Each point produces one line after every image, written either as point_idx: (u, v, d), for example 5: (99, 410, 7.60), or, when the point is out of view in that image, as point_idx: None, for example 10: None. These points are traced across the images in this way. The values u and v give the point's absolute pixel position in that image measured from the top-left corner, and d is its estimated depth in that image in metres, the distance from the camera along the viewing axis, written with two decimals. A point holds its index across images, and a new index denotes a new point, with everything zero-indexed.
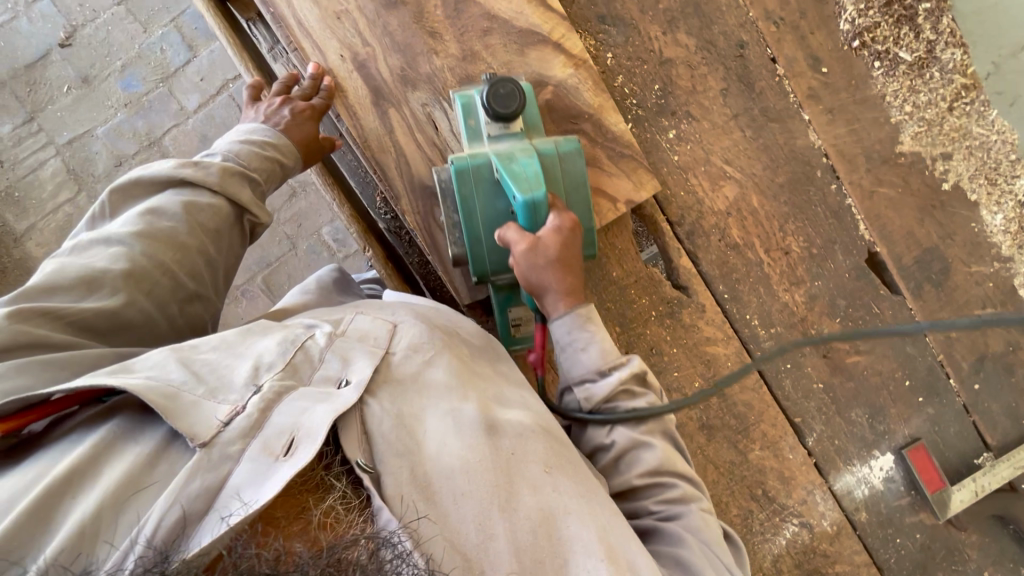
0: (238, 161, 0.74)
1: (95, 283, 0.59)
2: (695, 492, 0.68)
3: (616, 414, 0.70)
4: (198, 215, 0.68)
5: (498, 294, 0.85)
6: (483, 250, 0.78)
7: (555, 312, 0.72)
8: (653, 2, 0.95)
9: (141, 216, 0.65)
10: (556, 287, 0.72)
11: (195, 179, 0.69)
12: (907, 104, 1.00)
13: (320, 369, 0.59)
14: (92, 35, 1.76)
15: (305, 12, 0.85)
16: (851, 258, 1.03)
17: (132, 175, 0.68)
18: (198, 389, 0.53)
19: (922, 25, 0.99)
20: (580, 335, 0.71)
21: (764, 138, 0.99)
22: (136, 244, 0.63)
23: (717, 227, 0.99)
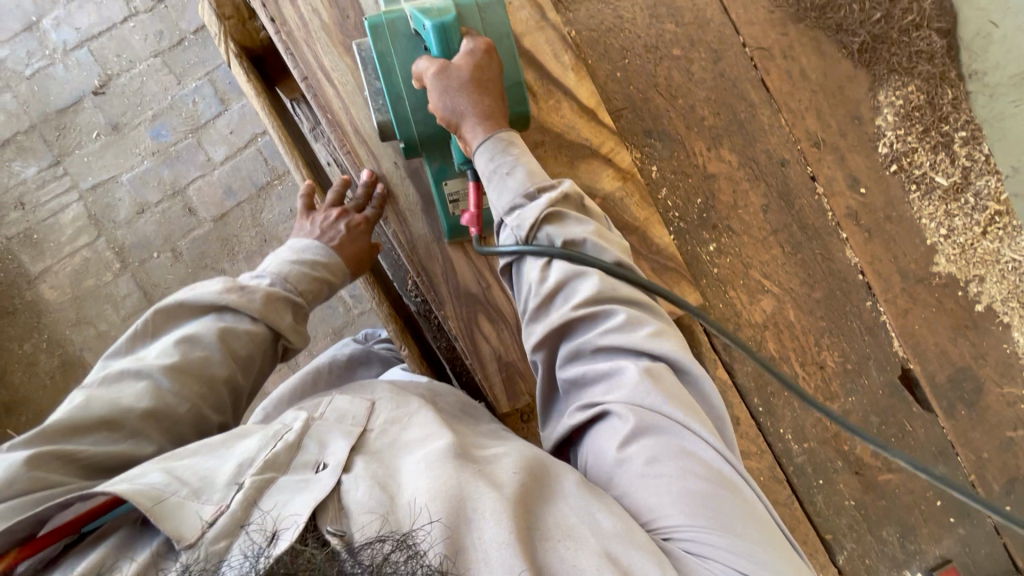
0: (286, 284, 0.74)
1: (117, 422, 0.58)
2: (637, 316, 0.66)
3: (549, 246, 0.68)
4: (232, 343, 0.67)
5: (431, 167, 0.82)
6: (407, 109, 0.76)
7: (478, 143, 0.72)
8: (700, 118, 0.96)
9: (176, 345, 0.64)
10: (474, 112, 0.72)
11: (238, 305, 0.68)
12: (943, 227, 1.02)
13: (300, 456, 0.58)
14: (126, 84, 1.78)
15: (362, 118, 0.85)
16: (885, 374, 1.03)
17: (178, 295, 0.68)
18: (183, 490, 0.51)
19: (957, 151, 1.02)
20: (504, 160, 0.71)
21: (803, 253, 1.00)
22: (167, 378, 0.62)
23: (753, 339, 0.99)
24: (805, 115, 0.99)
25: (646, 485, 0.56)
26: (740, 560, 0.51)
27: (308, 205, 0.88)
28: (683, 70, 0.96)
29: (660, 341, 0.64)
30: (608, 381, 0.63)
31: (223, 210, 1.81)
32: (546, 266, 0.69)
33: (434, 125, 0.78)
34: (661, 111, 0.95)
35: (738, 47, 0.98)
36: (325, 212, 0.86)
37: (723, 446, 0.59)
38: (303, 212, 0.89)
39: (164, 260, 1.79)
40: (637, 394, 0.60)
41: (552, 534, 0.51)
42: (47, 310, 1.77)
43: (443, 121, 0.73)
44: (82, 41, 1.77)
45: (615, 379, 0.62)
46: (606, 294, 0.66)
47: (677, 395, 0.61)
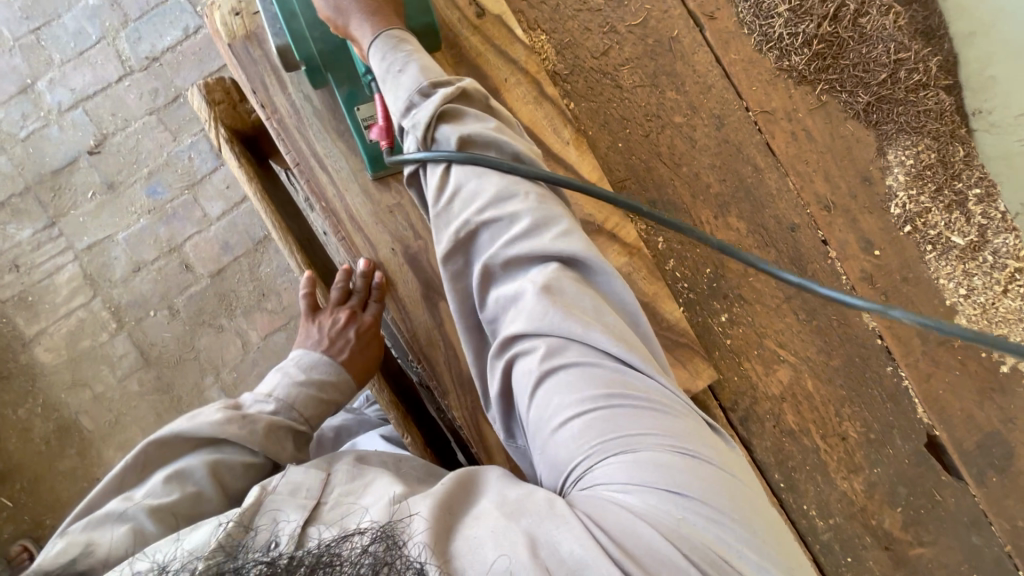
0: (291, 412, 0.72)
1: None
2: (542, 215, 0.63)
3: (448, 151, 0.65)
4: (223, 476, 0.61)
5: (341, 92, 0.79)
6: (303, 26, 0.73)
7: (368, 43, 0.68)
8: (705, 186, 0.93)
9: (166, 484, 0.59)
10: (360, 12, 0.68)
11: (237, 440, 0.64)
12: (962, 287, 0.98)
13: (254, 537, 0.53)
14: (122, 143, 1.77)
15: (357, 205, 0.82)
16: (910, 443, 0.98)
17: (174, 425, 0.64)
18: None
19: (972, 209, 0.98)
20: (395, 58, 0.67)
21: (818, 320, 0.96)
22: (151, 525, 0.56)
23: (771, 411, 0.95)
24: (813, 178, 0.96)
25: (551, 406, 0.55)
26: (645, 473, 0.50)
27: (313, 309, 0.87)
28: (686, 137, 0.94)
29: (565, 242, 0.62)
30: (514, 304, 0.61)
31: (220, 266, 1.78)
32: (445, 174, 0.66)
33: (334, 42, 0.75)
34: (664, 180, 0.93)
35: (742, 111, 0.95)
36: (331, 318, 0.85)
37: (634, 348, 0.59)
38: (308, 315, 0.88)
39: (161, 318, 1.75)
40: (539, 311, 0.58)
41: (469, 523, 0.50)
42: (41, 374, 1.73)
43: (332, 24, 0.69)
44: (77, 101, 1.77)
45: (520, 300, 0.60)
46: (511, 198, 0.63)
47: (583, 306, 0.59)
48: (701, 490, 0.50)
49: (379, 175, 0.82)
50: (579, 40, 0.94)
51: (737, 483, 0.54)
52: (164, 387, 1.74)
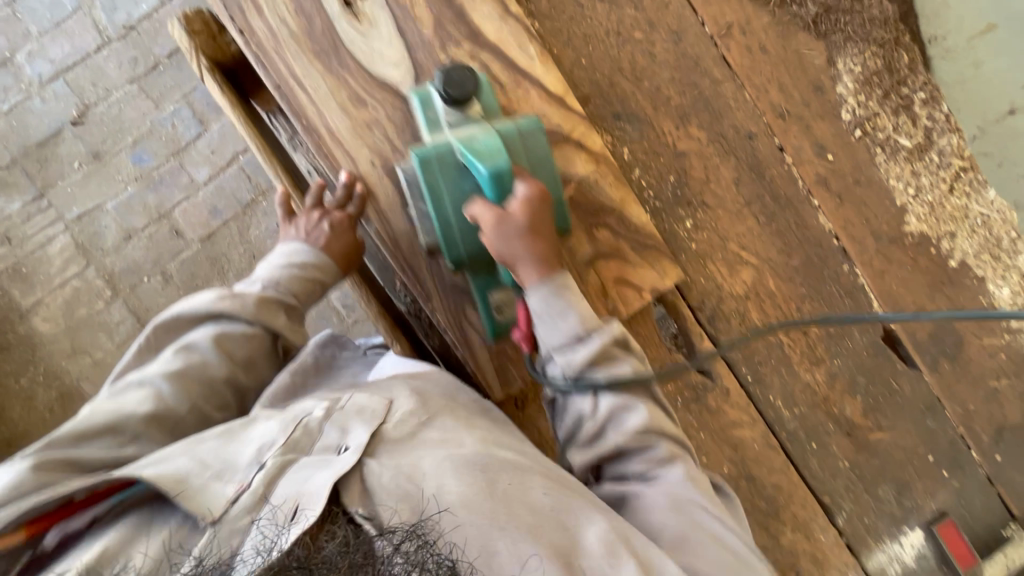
0: (278, 288, 0.84)
1: (121, 425, 0.69)
2: (675, 451, 0.78)
3: (594, 382, 0.78)
4: (230, 346, 0.79)
5: (477, 280, 0.86)
6: (455, 234, 0.80)
7: (533, 283, 0.77)
8: (666, 99, 0.99)
9: (177, 353, 0.77)
10: (529, 257, 0.77)
11: (232, 310, 0.80)
12: (910, 187, 1.04)
13: (323, 438, 0.68)
14: (105, 112, 1.80)
15: (336, 121, 0.87)
16: (867, 335, 1.05)
17: (174, 311, 0.81)
18: (204, 473, 0.63)
19: (918, 113, 1.05)
20: (556, 302, 0.77)
21: (778, 223, 1.02)
22: (167, 383, 0.74)
23: (737, 310, 1.01)
24: (767, 88, 1.01)
25: (671, 519, 0.72)
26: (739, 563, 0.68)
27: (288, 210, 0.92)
28: (647, 53, 0.99)
29: (696, 486, 0.76)
30: (647, 478, 0.77)
31: (210, 230, 1.82)
32: (594, 402, 0.79)
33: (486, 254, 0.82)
34: (627, 95, 0.98)
35: (698, 27, 1.00)
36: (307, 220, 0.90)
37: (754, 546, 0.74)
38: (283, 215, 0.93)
39: (155, 284, 1.79)
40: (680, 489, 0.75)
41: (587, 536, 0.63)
42: (41, 343, 1.77)
43: (496, 257, 0.78)
44: (57, 73, 1.78)
45: (657, 482, 0.76)
46: (664, 462, 0.77)
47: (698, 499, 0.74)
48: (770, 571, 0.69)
49: (356, 93, 0.87)
50: None
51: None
52: None
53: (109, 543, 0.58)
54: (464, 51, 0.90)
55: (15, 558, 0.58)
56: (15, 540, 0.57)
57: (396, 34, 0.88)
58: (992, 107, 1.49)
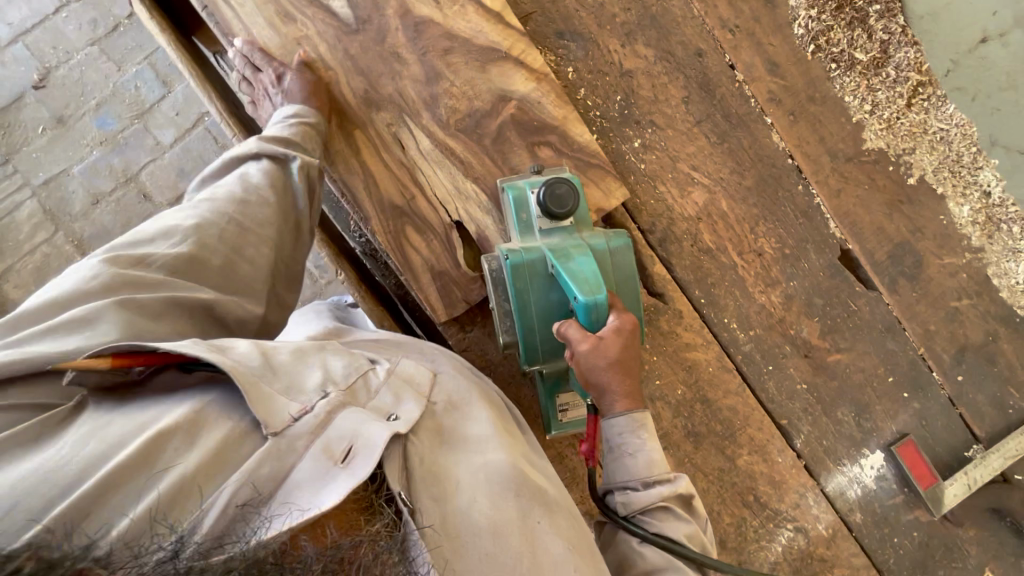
0: (288, 130, 0.79)
1: (173, 230, 0.67)
2: None
3: (641, 531, 0.66)
4: (251, 179, 0.76)
5: (547, 380, 0.86)
6: (537, 339, 0.79)
7: (613, 416, 0.70)
8: (611, 16, 0.96)
9: (211, 191, 0.75)
10: (616, 388, 0.70)
11: (253, 152, 0.78)
12: (866, 103, 1.02)
13: (384, 397, 0.63)
14: (66, 76, 1.77)
15: (265, 40, 0.85)
16: (824, 257, 1.03)
17: (203, 177, 0.79)
18: (275, 385, 0.56)
19: (874, 26, 1.01)
20: (631, 439, 0.69)
21: (730, 142, 1.00)
22: (206, 204, 0.71)
23: (689, 232, 0.99)
24: (716, 4, 0.99)
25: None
26: None
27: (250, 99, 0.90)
28: None
29: None
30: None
31: (178, 193, 1.80)
32: (637, 546, 0.67)
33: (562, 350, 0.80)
34: (571, 12, 0.95)
35: None
36: (262, 102, 0.87)
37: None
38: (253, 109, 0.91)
39: None
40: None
41: None
42: (13, 310, 1.76)
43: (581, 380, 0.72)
44: (16, 36, 1.76)
45: None
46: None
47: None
48: None
49: (284, 10, 0.84)
50: None
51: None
52: None
53: (194, 409, 0.52)
54: None
55: (108, 377, 0.52)
56: (100, 368, 0.51)
57: None
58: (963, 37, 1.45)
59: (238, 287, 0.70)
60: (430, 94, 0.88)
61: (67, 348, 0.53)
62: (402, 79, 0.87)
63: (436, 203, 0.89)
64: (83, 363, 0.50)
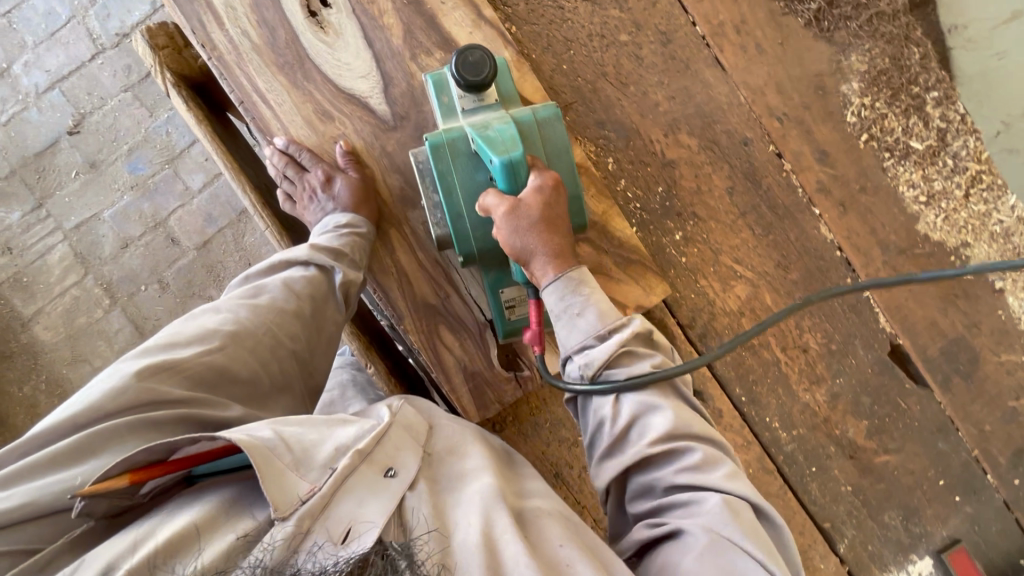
0: (334, 244, 0.77)
1: (207, 336, 0.64)
2: (735, 502, 0.55)
3: (614, 382, 0.62)
4: (294, 286, 0.74)
5: (488, 276, 0.79)
6: (467, 227, 0.74)
7: (548, 281, 0.67)
8: (653, 105, 0.93)
9: (246, 290, 0.72)
10: (544, 251, 0.67)
11: (291, 256, 0.76)
12: (922, 193, 0.97)
13: (383, 448, 0.60)
14: (100, 121, 1.79)
15: (302, 138, 0.83)
16: (873, 352, 0.98)
17: (242, 274, 0.78)
18: (286, 457, 0.53)
19: (931, 113, 0.97)
20: (574, 301, 0.65)
21: (775, 234, 0.96)
22: (243, 311, 0.68)
23: (730, 327, 0.95)
24: (764, 90, 0.95)
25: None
26: None
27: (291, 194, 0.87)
28: (633, 56, 0.93)
29: (740, 483, 0.58)
30: (678, 510, 0.57)
31: (205, 237, 1.81)
32: (614, 405, 0.62)
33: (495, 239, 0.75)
34: (612, 101, 0.92)
35: (689, 27, 0.94)
36: (311, 201, 0.84)
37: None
38: (293, 205, 0.88)
39: (152, 292, 1.80)
40: (714, 529, 0.53)
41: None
42: (42, 352, 1.79)
43: (512, 255, 0.69)
44: (53, 83, 1.78)
45: (694, 517, 0.55)
46: (683, 428, 0.60)
47: (757, 536, 0.53)
48: None
49: (322, 108, 0.83)
50: None
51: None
52: None
53: (194, 513, 0.50)
54: (436, 60, 0.85)
55: (115, 501, 0.51)
56: (119, 486, 0.49)
57: (364, 45, 0.84)
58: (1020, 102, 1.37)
59: (260, 403, 0.67)
60: None
61: (76, 480, 0.51)
62: None
63: (470, 301, 0.86)
64: (97, 488, 0.48)
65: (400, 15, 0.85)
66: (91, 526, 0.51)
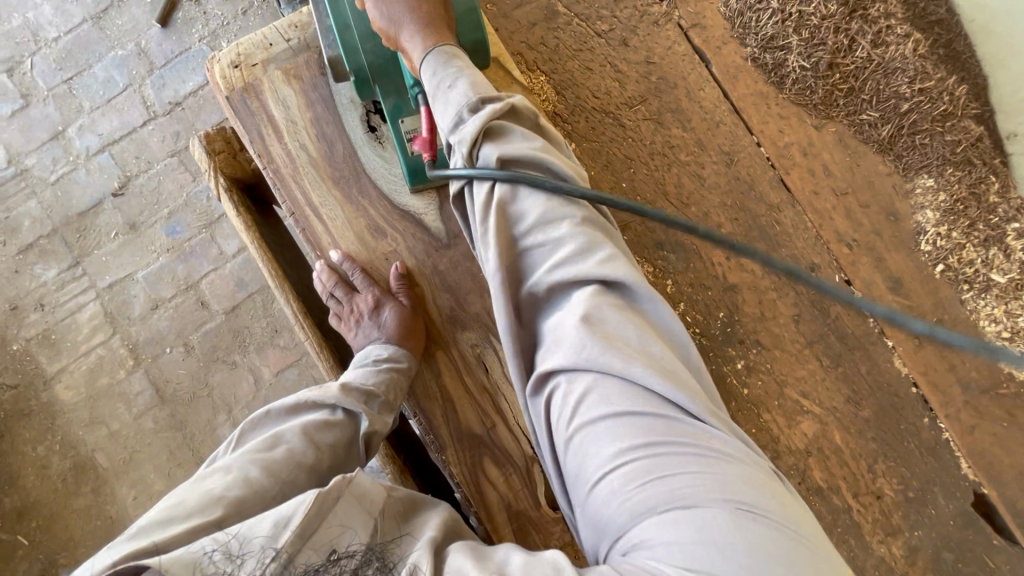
0: (364, 386, 0.71)
1: (213, 511, 0.52)
2: (603, 295, 0.54)
3: (486, 165, 0.60)
4: (315, 434, 0.64)
5: (387, 104, 0.75)
6: (355, 39, 0.69)
7: (418, 55, 0.64)
8: (715, 226, 0.88)
9: (263, 440, 0.62)
10: (413, 21, 0.64)
11: (317, 395, 0.68)
12: (1007, 330, 0.89)
13: (329, 526, 0.50)
14: (144, 185, 1.82)
15: (352, 252, 0.80)
16: (954, 501, 0.89)
17: (261, 408, 0.68)
18: (218, 556, 0.46)
19: (1012, 245, 0.90)
20: (444, 73, 0.62)
21: (845, 367, 0.89)
22: (253, 468, 0.58)
23: (796, 467, 0.87)
24: (833, 215, 0.90)
25: (578, 416, 0.49)
26: (675, 479, 0.44)
27: (338, 313, 0.82)
28: (694, 175, 0.89)
29: (612, 264, 0.55)
30: (553, 331, 0.54)
31: (234, 302, 1.80)
32: (490, 190, 0.60)
33: (385, 56, 0.71)
34: (672, 222, 0.88)
35: (754, 146, 0.90)
36: (358, 324, 0.80)
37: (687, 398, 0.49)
38: (337, 325, 0.83)
39: (176, 355, 1.77)
40: (580, 340, 0.51)
41: None
42: (61, 411, 1.76)
43: (383, 35, 0.65)
44: (104, 146, 1.83)
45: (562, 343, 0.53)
46: (556, 219, 0.57)
47: (626, 338, 0.52)
48: (721, 473, 0.45)
49: (375, 223, 0.80)
50: (580, 80, 0.89)
51: (808, 534, 0.44)
52: (177, 424, 1.75)
53: None
54: None
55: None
56: None
57: None
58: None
59: None
60: None
61: None
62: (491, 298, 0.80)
63: (518, 434, 0.79)
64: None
65: None
66: None
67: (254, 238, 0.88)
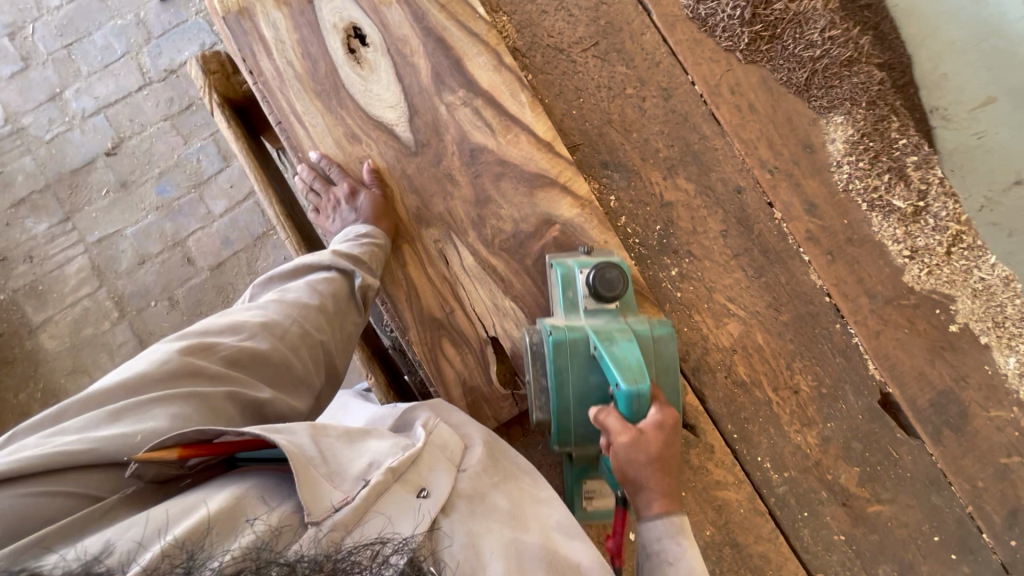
0: (350, 253, 0.83)
1: (239, 325, 0.72)
2: None
3: None
4: (317, 286, 0.81)
5: (576, 465, 0.86)
6: (570, 421, 0.78)
7: (647, 517, 0.67)
8: (654, 151, 1.01)
9: (274, 292, 0.80)
10: (654, 487, 0.67)
11: (315, 259, 0.84)
12: (907, 248, 1.02)
13: (416, 470, 0.65)
14: (137, 146, 1.90)
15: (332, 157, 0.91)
16: (863, 398, 1.00)
17: (264, 277, 0.85)
18: (321, 466, 0.59)
19: (911, 175, 1.03)
20: (671, 547, 0.65)
21: (767, 277, 1.01)
22: (271, 306, 0.76)
23: (722, 363, 0.98)
24: (757, 145, 1.03)
25: None
26: None
27: (319, 206, 0.94)
28: (636, 107, 1.02)
29: None
30: None
31: (220, 259, 1.88)
32: None
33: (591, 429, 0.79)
34: (616, 145, 1.00)
35: (688, 85, 1.04)
36: (334, 211, 0.91)
37: None
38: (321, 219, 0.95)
39: (161, 308, 1.84)
40: None
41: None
42: (44, 360, 1.81)
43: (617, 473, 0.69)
44: (100, 108, 1.92)
45: None
46: None
47: None
48: None
49: (352, 131, 0.91)
50: (537, 21, 1.02)
51: None
52: None
53: (237, 494, 0.55)
54: (458, 98, 0.92)
55: (163, 469, 0.56)
56: (167, 457, 0.55)
57: (394, 78, 0.92)
58: (1010, 171, 1.38)
59: (290, 387, 0.73)
60: (478, 216, 0.90)
61: (132, 439, 0.57)
62: (453, 200, 0.91)
63: (474, 318, 0.90)
64: (151, 454, 0.54)
65: (426, 53, 0.92)
66: (141, 487, 0.56)
67: (244, 150, 0.99)
